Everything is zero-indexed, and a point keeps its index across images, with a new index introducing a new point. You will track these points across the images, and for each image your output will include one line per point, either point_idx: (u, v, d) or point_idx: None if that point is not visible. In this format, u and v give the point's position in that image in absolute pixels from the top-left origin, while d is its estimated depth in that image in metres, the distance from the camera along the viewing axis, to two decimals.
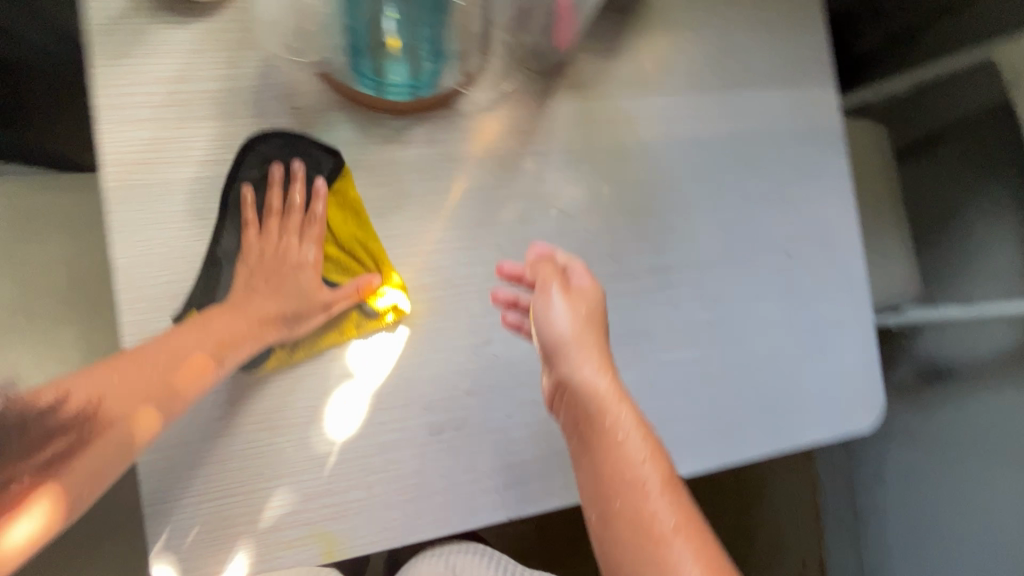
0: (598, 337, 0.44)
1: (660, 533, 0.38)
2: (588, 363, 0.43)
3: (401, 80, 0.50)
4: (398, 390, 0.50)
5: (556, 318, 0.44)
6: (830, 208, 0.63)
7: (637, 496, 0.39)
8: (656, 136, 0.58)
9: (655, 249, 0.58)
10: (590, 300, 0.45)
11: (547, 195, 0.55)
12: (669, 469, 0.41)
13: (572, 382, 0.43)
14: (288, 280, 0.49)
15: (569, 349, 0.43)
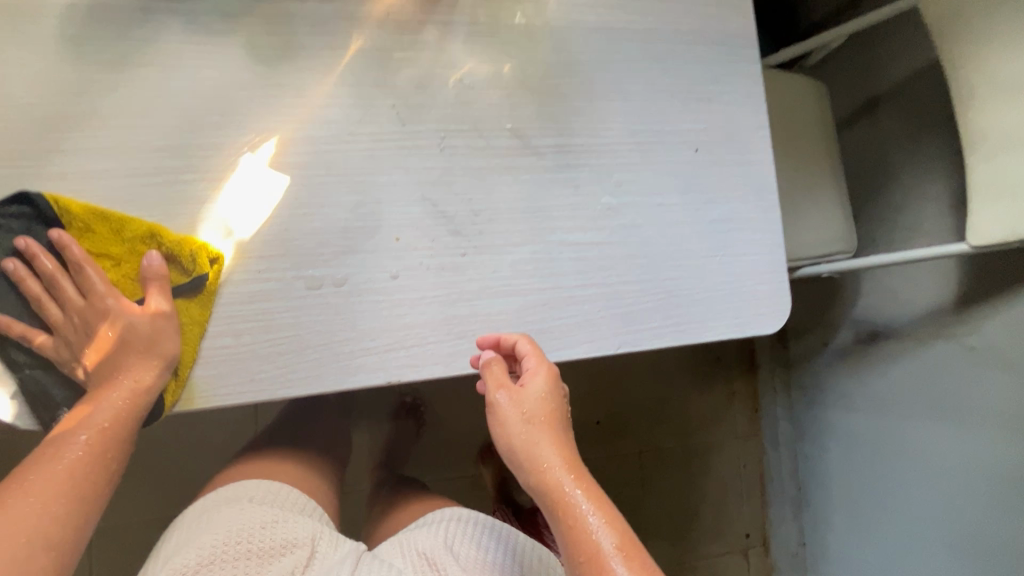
0: (552, 430, 0.53)
1: (603, 556, 0.47)
2: (545, 455, 0.52)
3: None
4: (282, 234, 0.53)
5: (506, 418, 0.53)
6: (742, 110, 0.68)
7: (585, 538, 0.48)
8: (566, 20, 0.62)
9: (558, 130, 0.61)
10: (537, 395, 0.55)
11: (443, 62, 0.58)
12: (621, 525, 0.49)
13: (537, 470, 0.52)
14: (94, 321, 0.49)
15: (529, 444, 0.52)
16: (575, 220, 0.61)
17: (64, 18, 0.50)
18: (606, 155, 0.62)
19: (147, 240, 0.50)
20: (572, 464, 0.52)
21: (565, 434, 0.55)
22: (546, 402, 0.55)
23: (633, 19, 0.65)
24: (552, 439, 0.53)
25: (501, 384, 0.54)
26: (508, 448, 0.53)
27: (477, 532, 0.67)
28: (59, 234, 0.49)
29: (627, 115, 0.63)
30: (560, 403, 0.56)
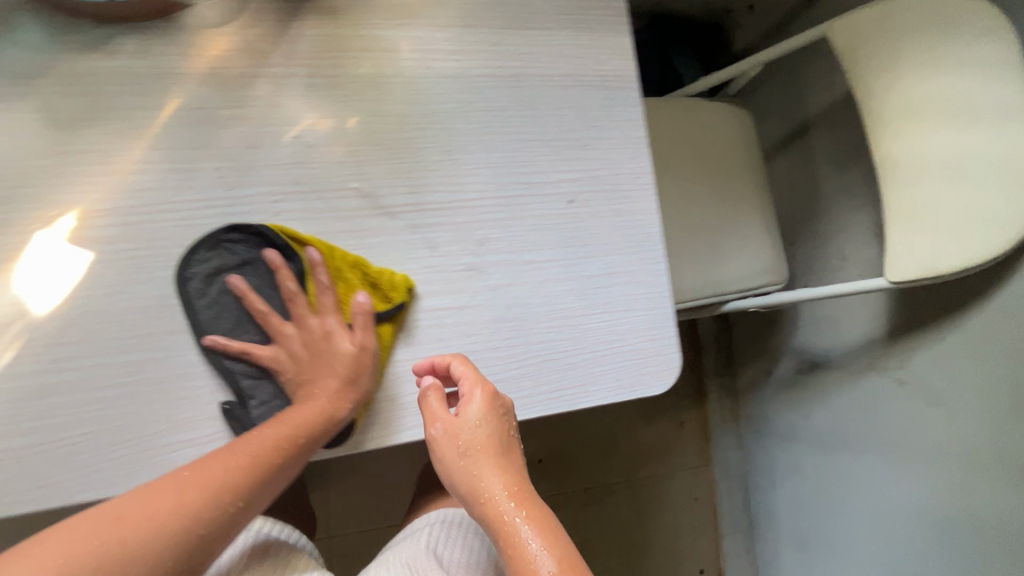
0: (490, 455, 0.49)
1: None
2: (485, 483, 0.48)
3: None
4: (89, 317, 0.48)
5: (442, 451, 0.50)
6: (621, 156, 0.64)
7: (526, 571, 0.43)
8: (421, 69, 0.58)
9: (411, 186, 0.56)
10: (473, 421, 0.50)
11: (276, 118, 0.53)
12: (567, 553, 0.44)
13: (477, 503, 0.48)
14: (325, 354, 0.53)
15: (471, 475, 0.48)
16: (432, 283, 0.56)
17: None
18: (468, 211, 0.58)
19: (356, 274, 0.54)
20: (515, 489, 0.48)
21: (508, 457, 0.50)
22: (482, 427, 0.50)
23: (498, 65, 0.61)
24: (490, 466, 0.49)
25: (434, 414, 0.51)
26: (451, 484, 0.50)
27: (459, 537, 0.67)
28: (313, 253, 0.52)
29: (491, 167, 0.59)
30: (501, 424, 0.51)
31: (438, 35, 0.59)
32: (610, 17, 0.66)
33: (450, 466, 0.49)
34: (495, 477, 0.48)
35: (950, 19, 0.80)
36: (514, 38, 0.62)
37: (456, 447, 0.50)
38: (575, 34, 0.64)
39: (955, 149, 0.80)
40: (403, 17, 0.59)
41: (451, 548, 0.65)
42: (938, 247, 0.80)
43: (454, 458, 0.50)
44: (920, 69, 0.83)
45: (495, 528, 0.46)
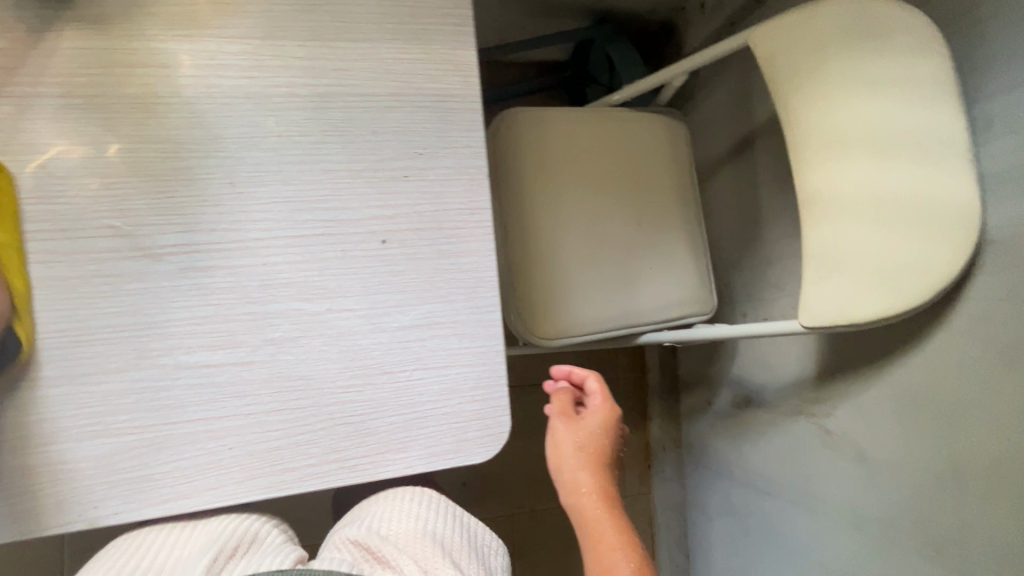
0: (591, 464, 0.63)
1: (615, 574, 0.56)
2: (584, 481, 0.62)
3: None
4: None
5: (560, 442, 0.64)
6: (451, 189, 0.56)
7: (603, 554, 0.58)
8: (206, 87, 0.51)
9: (183, 224, 0.50)
10: (590, 432, 0.64)
11: (17, 146, 0.47)
12: (638, 558, 0.57)
13: (577, 491, 0.62)
14: None
15: (573, 470, 0.62)
16: (201, 336, 0.49)
17: None
18: (254, 253, 0.51)
19: None
20: (604, 493, 0.62)
21: (607, 467, 0.64)
22: (597, 436, 0.65)
23: (303, 83, 0.53)
24: (593, 468, 0.63)
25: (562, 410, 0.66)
26: (556, 467, 0.64)
27: (408, 506, 0.59)
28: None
29: (285, 202, 0.52)
30: (607, 440, 0.65)
31: (229, 47, 0.52)
32: (448, 27, 0.57)
33: (558, 455, 0.64)
34: (592, 479, 0.62)
35: (875, 32, 0.70)
36: (325, 51, 0.54)
37: (574, 445, 0.64)
38: (403, 46, 0.56)
39: (875, 184, 0.71)
40: (185, 27, 0.51)
41: (396, 518, 0.57)
42: (853, 296, 0.71)
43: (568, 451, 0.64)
44: (849, 86, 0.72)
45: (584, 515, 0.61)
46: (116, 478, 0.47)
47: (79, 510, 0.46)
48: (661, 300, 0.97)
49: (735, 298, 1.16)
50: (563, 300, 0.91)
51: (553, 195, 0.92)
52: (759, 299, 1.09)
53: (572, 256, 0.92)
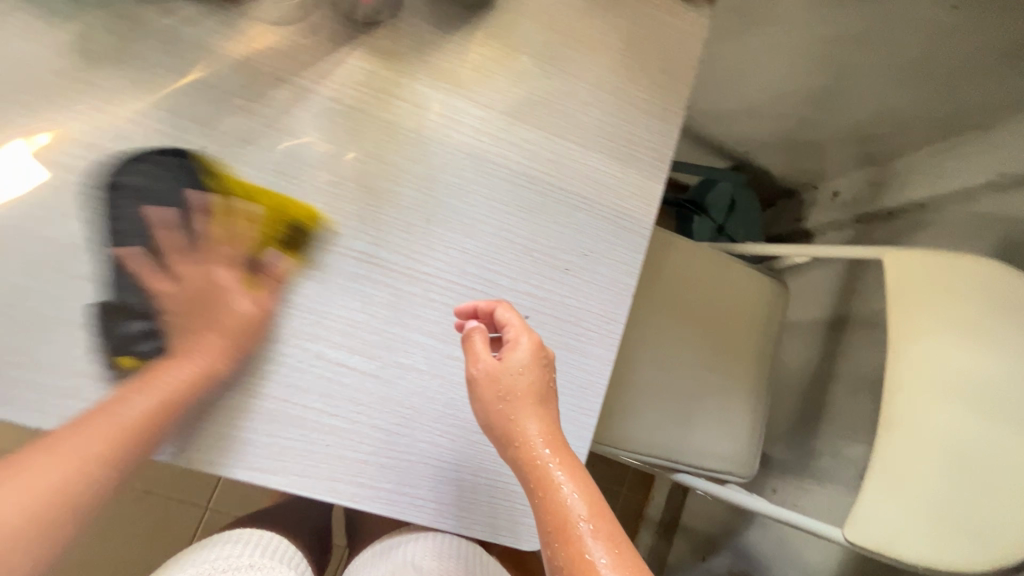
0: (528, 410, 0.53)
1: (574, 530, 0.49)
2: (523, 433, 0.52)
3: None
4: (12, 227, 0.48)
5: (482, 393, 0.53)
6: (598, 296, 0.61)
7: (556, 512, 0.50)
8: (441, 133, 0.58)
9: (376, 238, 0.55)
10: (518, 374, 0.53)
11: (281, 126, 0.54)
12: (593, 505, 0.50)
13: (513, 448, 0.53)
14: None
15: (504, 426, 0.53)
16: (347, 337, 0.54)
17: None
18: (420, 283, 0.56)
19: None
20: (549, 438, 0.53)
21: (546, 403, 0.54)
22: (526, 376, 0.53)
23: (518, 161, 0.60)
24: (530, 411, 0.53)
25: (478, 354, 0.53)
26: (485, 426, 0.54)
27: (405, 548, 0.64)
28: None
29: (462, 253, 0.57)
30: (541, 374, 0.54)
31: (473, 109, 0.59)
32: (647, 160, 0.64)
33: (483, 406, 0.53)
34: (532, 423, 0.53)
35: (1001, 303, 0.74)
36: (547, 143, 0.61)
37: (497, 391, 0.53)
38: (607, 161, 0.63)
39: (959, 436, 0.73)
40: (448, 81, 0.59)
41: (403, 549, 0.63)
42: (903, 531, 0.73)
43: (494, 403, 0.53)
44: (976, 328, 0.74)
45: (530, 470, 0.52)
46: (229, 431, 0.51)
47: (186, 445, 0.50)
48: (709, 447, 0.98)
49: (769, 470, 1.16)
50: (621, 410, 0.94)
51: (648, 312, 0.97)
52: (797, 483, 1.09)
53: (643, 373, 0.96)
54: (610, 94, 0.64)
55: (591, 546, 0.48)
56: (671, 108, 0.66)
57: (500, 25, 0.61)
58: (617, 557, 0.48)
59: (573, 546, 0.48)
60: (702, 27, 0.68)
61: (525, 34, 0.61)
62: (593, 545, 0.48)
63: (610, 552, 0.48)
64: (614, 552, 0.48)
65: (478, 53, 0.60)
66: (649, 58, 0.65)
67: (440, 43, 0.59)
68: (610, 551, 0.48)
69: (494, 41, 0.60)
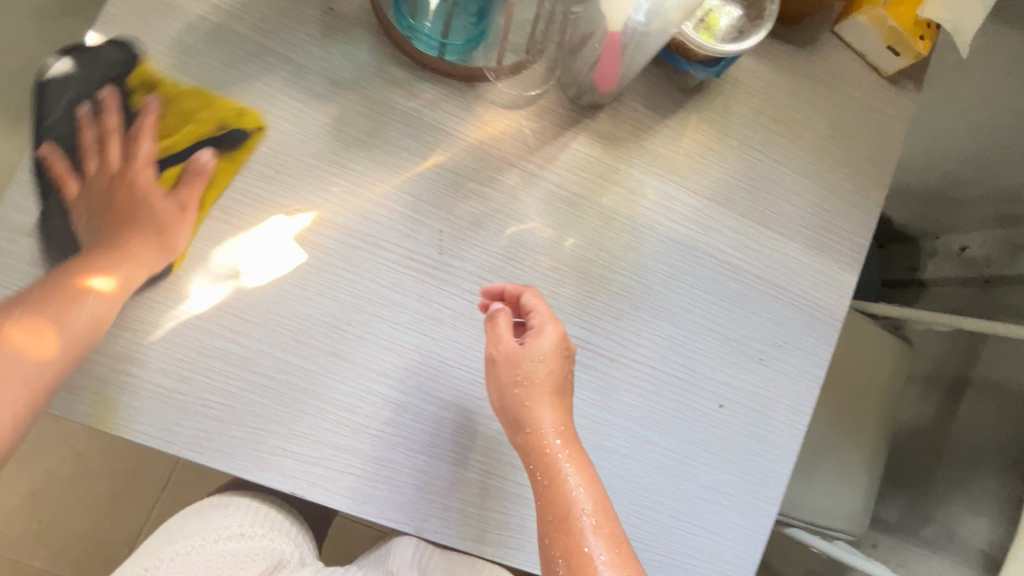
0: (547, 400, 0.52)
1: (575, 523, 0.50)
2: (537, 422, 0.52)
3: (456, 43, 0.53)
4: (272, 304, 0.51)
5: (501, 376, 0.52)
6: (786, 388, 0.61)
7: (561, 502, 0.50)
8: (653, 219, 0.58)
9: (588, 324, 0.57)
10: (540, 363, 0.52)
11: (510, 210, 0.55)
12: (599, 502, 0.51)
13: (524, 433, 0.52)
14: None
15: (520, 412, 0.52)
16: None
17: (185, 29, 0.50)
18: (624, 368, 0.58)
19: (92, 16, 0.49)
20: (561, 428, 0.52)
21: (563, 393, 0.53)
22: (546, 364, 0.52)
23: (722, 249, 0.60)
24: (547, 401, 0.52)
25: (500, 336, 0.52)
26: (497, 406, 0.53)
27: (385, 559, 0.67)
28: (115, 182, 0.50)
29: (664, 340, 0.59)
30: (562, 365, 0.53)
31: (684, 196, 0.59)
32: (843, 250, 0.64)
33: (498, 387, 0.52)
34: (545, 412, 0.52)
35: None
36: (750, 231, 0.61)
37: (514, 374, 0.52)
38: (805, 250, 0.62)
39: None
40: (662, 166, 0.59)
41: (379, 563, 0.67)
42: None
43: (510, 386, 0.52)
44: None
45: (538, 456, 0.52)
46: (449, 503, 0.53)
47: (413, 515, 0.52)
48: (822, 505, 0.99)
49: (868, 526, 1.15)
50: None
51: None
52: (902, 545, 1.08)
53: None
54: (813, 181, 0.63)
55: (593, 543, 0.49)
56: (871, 197, 0.65)
57: (715, 109, 0.60)
58: (614, 553, 0.49)
59: (575, 541, 0.49)
60: (908, 111, 0.66)
61: (738, 118, 0.61)
62: (593, 541, 0.49)
63: (611, 550, 0.49)
64: (615, 552, 0.49)
65: (693, 138, 0.60)
66: (853, 145, 0.64)
67: (657, 127, 0.59)
68: (610, 549, 0.49)
69: (708, 125, 0.60)
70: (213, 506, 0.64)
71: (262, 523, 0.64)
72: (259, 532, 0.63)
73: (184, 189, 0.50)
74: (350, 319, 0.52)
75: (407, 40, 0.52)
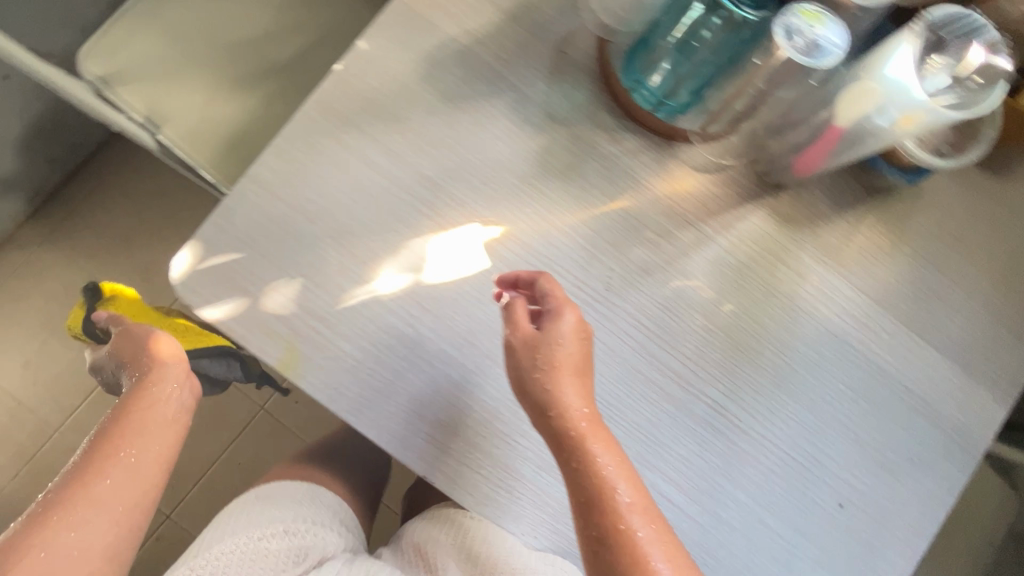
0: (566, 379, 0.50)
1: (611, 506, 0.47)
2: (560, 405, 0.50)
3: (678, 101, 0.56)
4: (450, 300, 0.55)
5: (517, 358, 0.51)
6: (910, 504, 0.60)
7: (593, 487, 0.48)
8: (811, 305, 0.59)
9: (728, 390, 0.58)
10: (558, 346, 0.50)
11: (679, 265, 0.58)
12: (635, 483, 0.49)
13: (549, 417, 0.50)
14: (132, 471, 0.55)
15: (544, 394, 0.50)
16: (683, 478, 0.57)
17: (437, 46, 0.57)
18: (752, 442, 0.58)
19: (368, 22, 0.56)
20: (584, 411, 0.50)
21: (581, 374, 0.51)
22: (561, 341, 0.51)
23: (873, 349, 0.60)
24: (569, 382, 0.50)
25: (517, 320, 0.51)
26: (519, 391, 0.51)
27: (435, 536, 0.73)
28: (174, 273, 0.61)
29: (798, 425, 0.59)
30: (580, 346, 0.51)
31: (847, 289, 0.60)
32: (998, 379, 0.62)
33: (517, 368, 0.51)
34: (567, 393, 0.50)
35: None
36: (906, 340, 0.61)
37: (533, 357, 0.50)
38: (958, 372, 0.61)
39: None
40: (831, 255, 0.60)
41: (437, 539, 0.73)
42: None
43: (530, 370, 0.50)
44: None
45: (564, 439, 0.50)
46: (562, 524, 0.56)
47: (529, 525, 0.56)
48: None
49: None
50: None
51: None
52: None
53: None
54: (980, 304, 0.62)
55: (632, 525, 0.47)
56: None
57: (895, 213, 0.61)
58: (655, 533, 0.47)
59: (613, 522, 0.47)
60: None
61: (916, 227, 0.61)
62: (633, 524, 0.47)
63: (654, 532, 0.47)
64: (659, 532, 0.47)
65: (868, 236, 0.61)
66: None
67: (834, 218, 0.60)
68: (651, 531, 0.47)
69: (885, 227, 0.61)
70: (260, 499, 0.70)
71: (301, 519, 0.69)
72: (302, 528, 0.68)
73: (332, 232, 0.55)
74: None
75: (626, 92, 0.56)
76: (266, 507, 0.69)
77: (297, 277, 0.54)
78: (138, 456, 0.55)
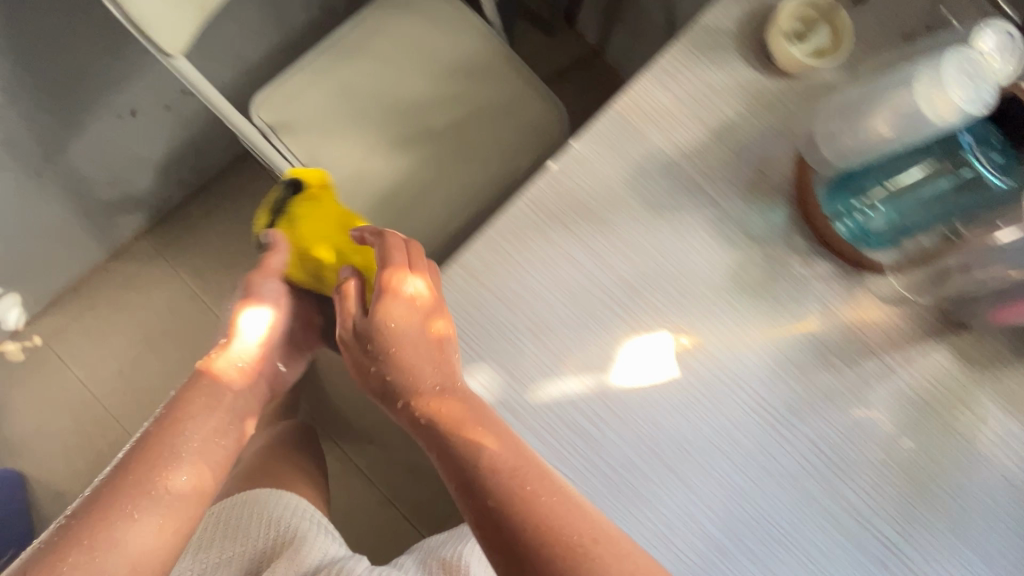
0: (418, 363, 0.53)
1: (491, 490, 0.47)
2: (421, 396, 0.52)
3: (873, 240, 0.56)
4: (638, 405, 0.56)
5: (355, 335, 0.55)
6: None
7: (472, 475, 0.48)
8: (989, 450, 0.59)
9: (901, 529, 0.57)
10: (391, 320, 0.54)
11: (861, 395, 0.58)
12: (526, 471, 0.48)
13: (416, 405, 0.52)
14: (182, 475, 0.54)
15: (410, 392, 0.53)
16: None
17: (645, 156, 0.59)
18: None
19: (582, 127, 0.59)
20: (446, 398, 0.51)
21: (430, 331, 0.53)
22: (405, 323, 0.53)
23: None
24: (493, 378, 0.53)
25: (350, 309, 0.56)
26: (382, 386, 0.54)
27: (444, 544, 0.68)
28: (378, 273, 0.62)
29: None
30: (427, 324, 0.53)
31: None
32: None
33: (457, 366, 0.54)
34: (423, 375, 0.52)
35: None
36: None
37: (376, 347, 0.54)
38: None
39: None
40: (1012, 401, 0.59)
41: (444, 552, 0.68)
42: None
43: (391, 369, 0.54)
44: None
45: (443, 445, 0.50)
46: None
47: None
48: None
49: None
50: None
51: None
52: None
53: None
54: None
55: (521, 508, 0.46)
56: None
57: None
58: (555, 525, 0.46)
59: (505, 503, 0.47)
60: None
61: None
62: (529, 514, 0.46)
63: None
64: (565, 511, 0.47)
65: None
66: None
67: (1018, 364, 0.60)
68: (549, 520, 0.46)
69: None
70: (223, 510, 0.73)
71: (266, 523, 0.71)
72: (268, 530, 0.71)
73: (530, 324, 0.56)
74: (696, 443, 0.56)
75: (828, 222, 0.57)
76: (233, 514, 0.72)
77: (494, 365, 0.55)
78: (169, 484, 0.52)
